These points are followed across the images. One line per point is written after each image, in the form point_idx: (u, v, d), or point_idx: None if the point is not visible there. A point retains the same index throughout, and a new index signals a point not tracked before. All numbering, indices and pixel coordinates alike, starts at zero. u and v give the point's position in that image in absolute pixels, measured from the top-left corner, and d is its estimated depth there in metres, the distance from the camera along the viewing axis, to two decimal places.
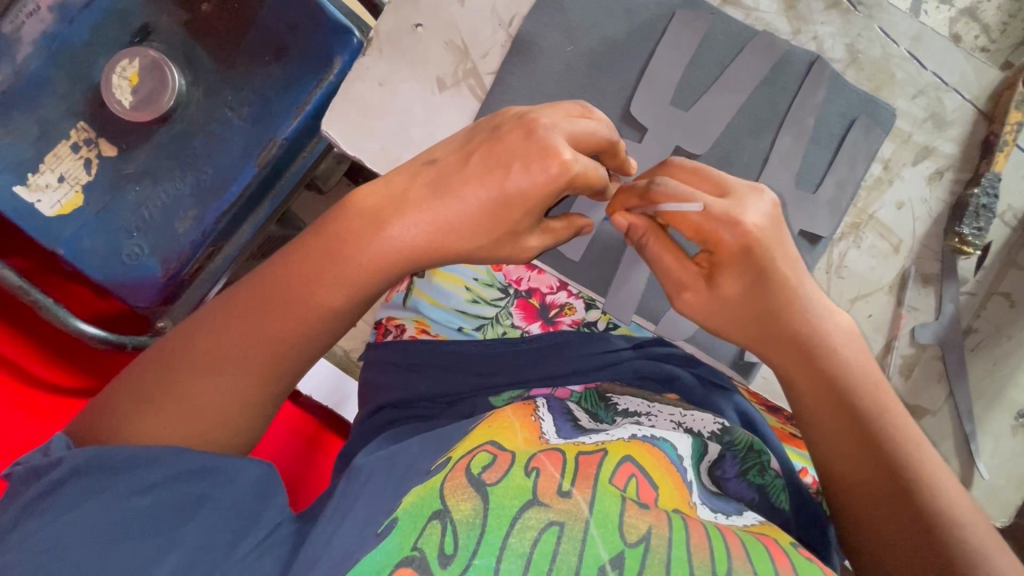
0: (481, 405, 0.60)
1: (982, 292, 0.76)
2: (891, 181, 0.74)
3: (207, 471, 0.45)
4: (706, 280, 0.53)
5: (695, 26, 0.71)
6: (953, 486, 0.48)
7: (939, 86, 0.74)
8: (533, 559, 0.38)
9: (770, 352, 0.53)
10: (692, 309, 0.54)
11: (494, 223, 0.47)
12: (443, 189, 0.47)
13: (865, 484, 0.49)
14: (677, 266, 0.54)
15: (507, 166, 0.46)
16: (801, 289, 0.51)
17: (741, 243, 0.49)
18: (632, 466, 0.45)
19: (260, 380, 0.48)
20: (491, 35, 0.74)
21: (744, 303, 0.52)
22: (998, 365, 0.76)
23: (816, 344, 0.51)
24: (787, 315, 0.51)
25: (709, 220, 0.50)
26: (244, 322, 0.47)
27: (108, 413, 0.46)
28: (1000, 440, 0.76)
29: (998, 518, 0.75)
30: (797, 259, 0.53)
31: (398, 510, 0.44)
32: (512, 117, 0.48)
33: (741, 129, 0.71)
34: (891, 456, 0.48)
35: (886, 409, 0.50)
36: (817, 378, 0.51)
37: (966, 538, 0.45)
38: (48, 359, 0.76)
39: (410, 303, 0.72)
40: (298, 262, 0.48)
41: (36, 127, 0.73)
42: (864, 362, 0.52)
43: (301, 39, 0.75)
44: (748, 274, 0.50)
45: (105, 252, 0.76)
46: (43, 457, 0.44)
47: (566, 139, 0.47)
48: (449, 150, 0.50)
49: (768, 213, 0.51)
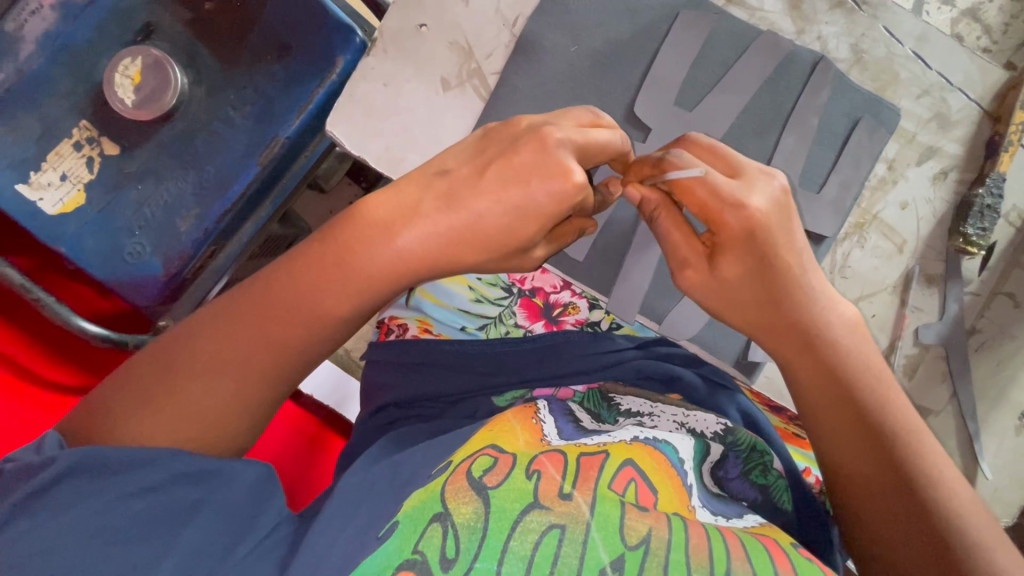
0: (485, 406, 0.61)
1: (985, 293, 0.75)
2: (895, 181, 0.74)
3: (202, 474, 0.45)
4: (709, 260, 0.53)
5: (698, 26, 0.70)
6: (958, 482, 0.48)
7: (943, 86, 0.74)
8: (534, 561, 0.39)
9: (773, 340, 0.53)
10: (693, 287, 0.54)
11: (504, 238, 0.48)
12: (456, 203, 0.47)
13: (868, 478, 0.48)
14: (683, 242, 0.53)
15: (525, 180, 0.46)
16: (806, 276, 0.52)
17: (745, 226, 0.49)
18: (632, 470, 0.45)
19: (258, 380, 0.48)
20: (495, 35, 0.74)
21: (746, 285, 0.51)
22: (1002, 366, 0.76)
23: (819, 333, 0.51)
24: (790, 302, 0.51)
25: (715, 199, 0.49)
26: (248, 321, 0.48)
27: (103, 413, 0.45)
28: (1005, 441, 0.76)
29: (1002, 518, 0.75)
30: (804, 245, 0.53)
31: (399, 514, 0.44)
32: (527, 129, 0.48)
33: (745, 129, 0.71)
34: (895, 448, 0.48)
35: (889, 401, 0.50)
36: (820, 370, 0.51)
37: (970, 532, 0.45)
38: (48, 356, 0.75)
39: (412, 302, 0.72)
40: (304, 266, 0.48)
41: (38, 125, 0.73)
42: (868, 353, 0.52)
43: (305, 39, 0.75)
44: (753, 257, 0.50)
45: (107, 251, 0.76)
46: (35, 456, 0.43)
47: (575, 155, 0.48)
48: (461, 160, 0.49)
49: (775, 198, 0.51)
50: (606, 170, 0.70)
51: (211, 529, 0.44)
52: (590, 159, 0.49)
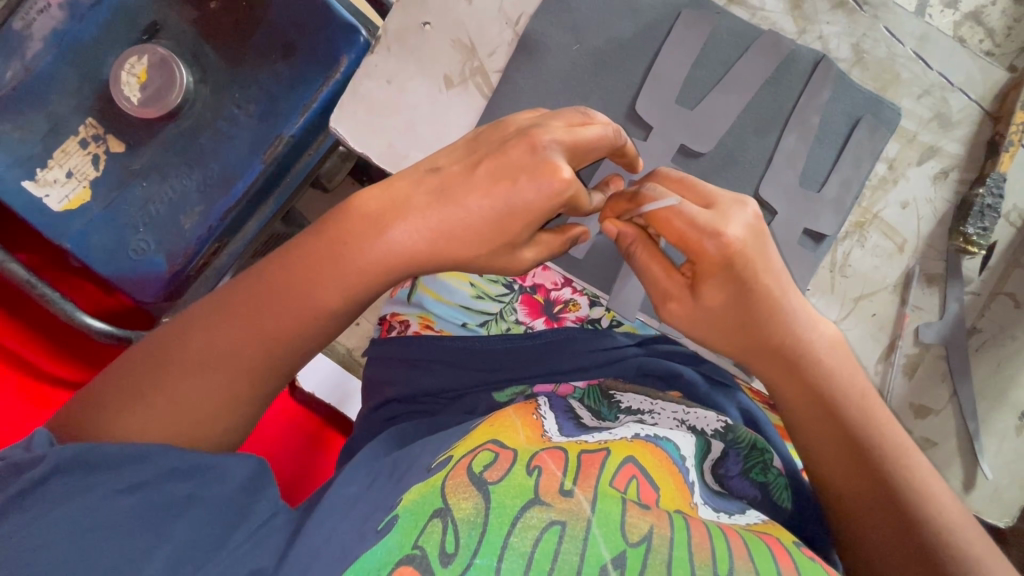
0: (485, 402, 0.62)
1: (985, 292, 0.75)
2: (896, 180, 0.74)
3: (196, 470, 0.45)
4: (691, 290, 0.54)
5: (700, 26, 0.71)
6: (940, 490, 0.49)
7: (945, 86, 0.74)
8: (534, 558, 0.39)
9: (757, 363, 0.54)
10: (679, 319, 0.55)
11: (494, 231, 0.48)
12: (447, 197, 0.47)
13: (851, 493, 0.49)
14: (664, 276, 0.55)
15: (512, 179, 0.47)
16: (786, 297, 0.52)
17: (723, 254, 0.51)
18: (633, 467, 0.45)
19: (251, 377, 0.49)
20: (499, 34, 0.74)
21: (729, 313, 0.52)
22: (1002, 365, 0.74)
23: (803, 354, 0.52)
24: (773, 323, 0.52)
25: (693, 230, 0.51)
26: (237, 324, 0.48)
27: (94, 407, 0.46)
28: (1005, 441, 0.73)
29: (1001, 519, 0.72)
30: (782, 268, 0.53)
31: (398, 507, 0.44)
32: (515, 132, 0.49)
33: (746, 128, 0.71)
34: (879, 461, 0.49)
35: (871, 416, 0.51)
36: (802, 390, 0.52)
37: (956, 541, 0.46)
38: (50, 352, 0.75)
39: (414, 298, 0.72)
40: (292, 264, 0.49)
41: (45, 122, 0.74)
42: (851, 372, 0.53)
43: (308, 38, 0.76)
44: (732, 283, 0.51)
45: (113, 246, 0.77)
46: (25, 452, 0.43)
47: (565, 154, 0.48)
48: (453, 159, 0.50)
49: (751, 224, 0.52)
50: (607, 168, 0.69)
51: (206, 524, 0.44)
52: (581, 156, 0.50)
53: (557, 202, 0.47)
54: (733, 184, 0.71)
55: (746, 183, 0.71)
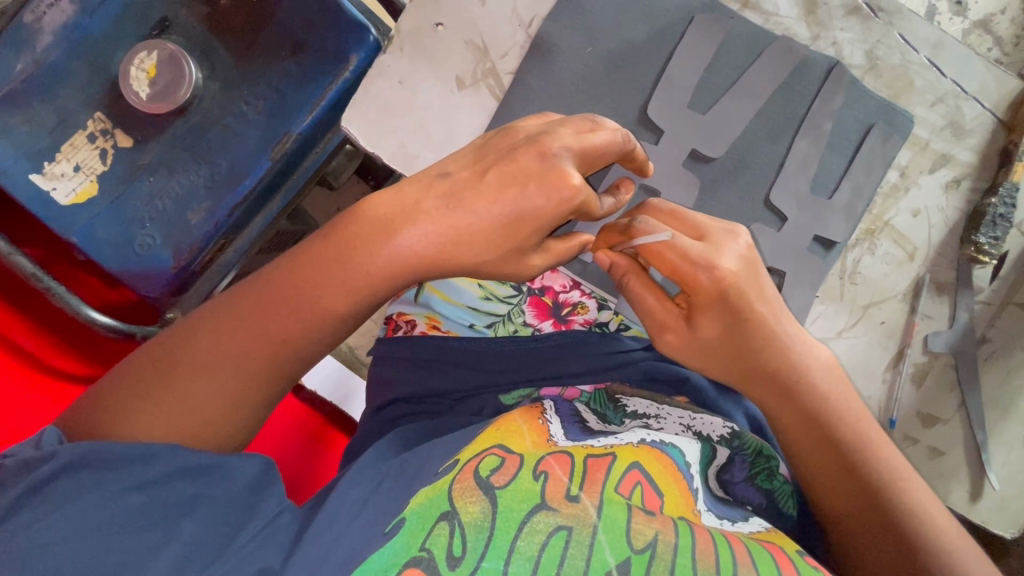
0: (491, 404, 0.62)
1: (996, 302, 0.74)
2: (907, 188, 0.74)
3: (200, 470, 0.45)
4: (688, 321, 0.54)
5: (713, 30, 0.71)
6: (938, 512, 0.49)
7: (958, 94, 0.74)
8: (541, 562, 0.38)
9: (754, 389, 0.54)
10: (675, 350, 0.55)
11: (503, 235, 0.48)
12: (457, 202, 0.47)
13: (851, 513, 0.49)
14: (658, 307, 0.55)
15: (522, 184, 0.47)
16: (780, 324, 0.53)
17: (717, 286, 0.51)
18: (638, 474, 0.45)
19: (253, 381, 0.48)
20: (511, 35, 0.74)
21: (725, 341, 0.53)
22: (1012, 375, 0.73)
23: (802, 379, 0.52)
24: (771, 349, 0.52)
25: (686, 263, 0.52)
26: (241, 329, 0.48)
27: (99, 407, 0.46)
28: (1014, 452, 0.73)
29: (1007, 530, 0.72)
30: (776, 298, 0.54)
31: (406, 510, 0.44)
32: (525, 139, 0.49)
33: (758, 133, 0.71)
34: (878, 481, 0.49)
35: (869, 435, 0.51)
36: (804, 413, 0.51)
37: (955, 565, 0.46)
38: (59, 347, 0.75)
39: (421, 298, 0.71)
40: (298, 271, 0.49)
41: (53, 115, 0.74)
42: (850, 393, 0.53)
43: (319, 37, 0.76)
44: (726, 315, 0.52)
45: (119, 241, 0.77)
46: (35, 450, 0.43)
47: (576, 161, 0.48)
48: (461, 164, 0.49)
49: (742, 256, 0.53)
50: (617, 171, 0.69)
51: (211, 523, 0.44)
52: (589, 162, 0.50)
53: (565, 209, 0.48)
54: (743, 189, 0.71)
55: (756, 188, 0.71)
